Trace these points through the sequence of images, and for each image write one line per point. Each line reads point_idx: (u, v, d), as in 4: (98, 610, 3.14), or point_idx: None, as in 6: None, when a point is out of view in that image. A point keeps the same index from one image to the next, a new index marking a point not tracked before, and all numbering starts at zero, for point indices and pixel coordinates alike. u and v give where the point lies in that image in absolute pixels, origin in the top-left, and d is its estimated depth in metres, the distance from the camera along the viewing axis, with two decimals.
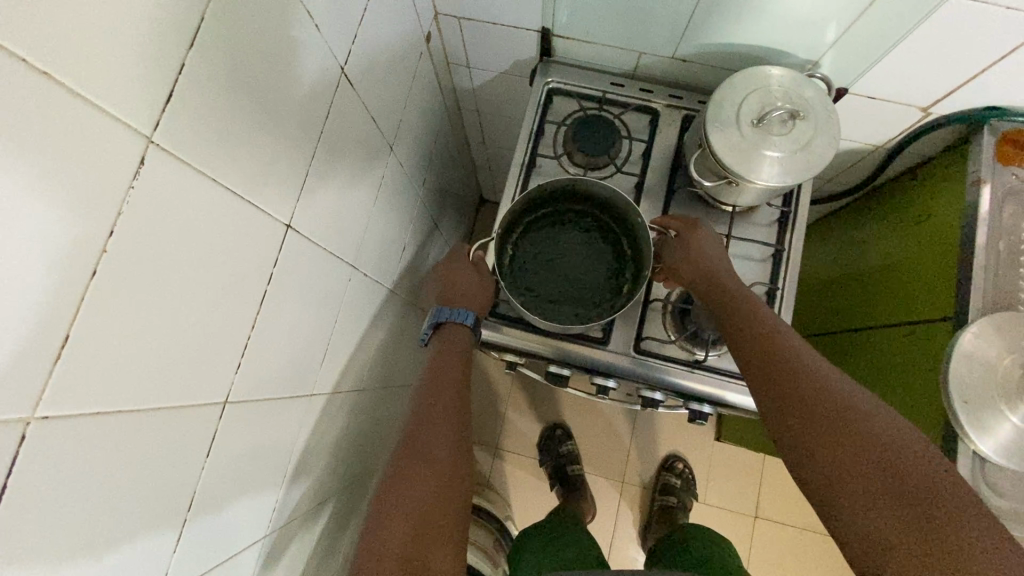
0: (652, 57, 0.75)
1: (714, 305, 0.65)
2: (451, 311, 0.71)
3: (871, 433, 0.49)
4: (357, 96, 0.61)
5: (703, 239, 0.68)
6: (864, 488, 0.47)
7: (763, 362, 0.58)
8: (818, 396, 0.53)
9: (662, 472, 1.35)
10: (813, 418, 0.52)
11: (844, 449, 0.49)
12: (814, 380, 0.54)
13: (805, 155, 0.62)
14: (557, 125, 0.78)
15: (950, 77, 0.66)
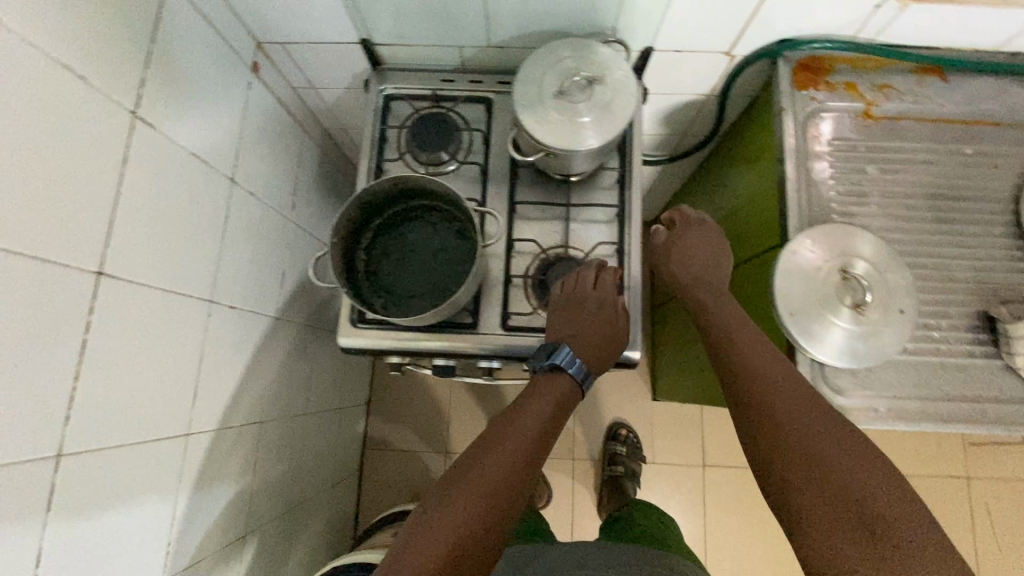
0: (472, 48, 0.78)
1: (721, 345, 0.66)
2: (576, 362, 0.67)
3: (840, 448, 0.52)
4: (167, 135, 0.61)
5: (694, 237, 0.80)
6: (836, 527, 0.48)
7: (742, 376, 0.62)
8: (793, 406, 0.56)
9: (608, 442, 1.39)
10: (793, 428, 0.55)
11: (813, 458, 0.52)
12: (797, 390, 0.58)
13: (609, 116, 0.66)
14: (398, 129, 0.80)
15: (734, 20, 0.70)
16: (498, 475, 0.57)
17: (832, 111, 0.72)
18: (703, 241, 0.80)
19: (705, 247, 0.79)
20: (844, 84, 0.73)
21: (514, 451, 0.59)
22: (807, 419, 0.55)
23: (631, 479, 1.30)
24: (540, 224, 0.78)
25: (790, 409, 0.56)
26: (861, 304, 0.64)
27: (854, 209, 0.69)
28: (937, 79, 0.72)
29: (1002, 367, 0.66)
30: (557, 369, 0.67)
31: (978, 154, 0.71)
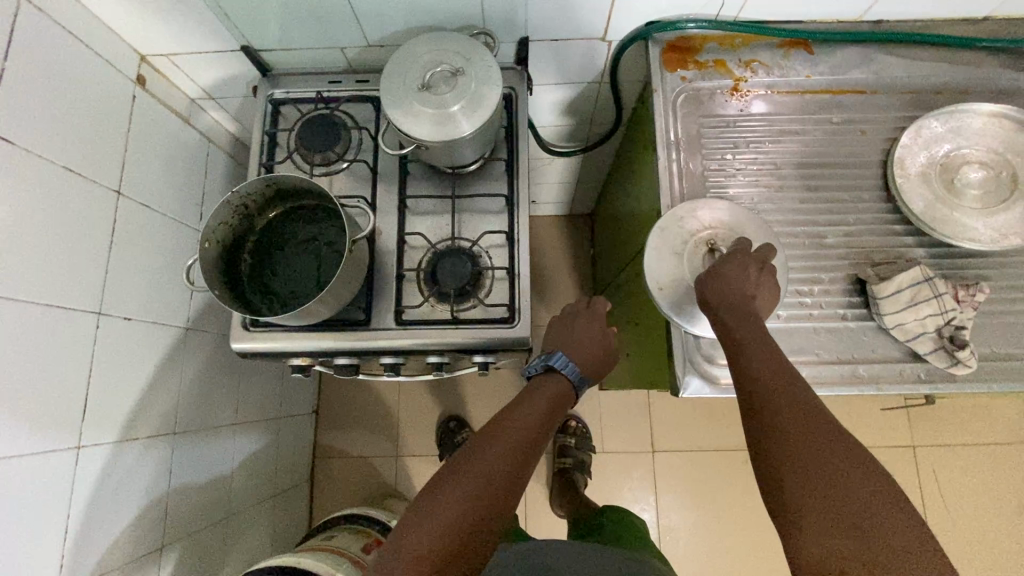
0: (353, 49, 0.79)
1: (730, 339, 0.58)
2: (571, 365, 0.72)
3: (852, 470, 0.44)
4: (30, 148, 0.62)
5: (740, 261, 0.61)
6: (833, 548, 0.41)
7: (751, 385, 0.53)
8: (802, 418, 0.48)
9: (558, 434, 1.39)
10: (801, 449, 0.46)
11: (820, 490, 0.43)
12: (816, 403, 0.49)
13: (474, 105, 0.67)
14: (287, 132, 0.81)
15: (596, 5, 0.71)
16: (498, 469, 0.56)
17: (702, 89, 0.74)
18: (746, 264, 0.61)
19: (748, 280, 0.60)
20: (714, 62, 0.74)
21: (517, 445, 0.59)
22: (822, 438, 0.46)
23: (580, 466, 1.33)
24: (431, 217, 0.79)
25: (801, 424, 0.48)
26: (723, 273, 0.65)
27: (727, 183, 0.71)
28: (802, 52, 0.74)
29: (874, 328, 0.67)
30: (550, 371, 0.72)
31: (844, 122, 0.73)
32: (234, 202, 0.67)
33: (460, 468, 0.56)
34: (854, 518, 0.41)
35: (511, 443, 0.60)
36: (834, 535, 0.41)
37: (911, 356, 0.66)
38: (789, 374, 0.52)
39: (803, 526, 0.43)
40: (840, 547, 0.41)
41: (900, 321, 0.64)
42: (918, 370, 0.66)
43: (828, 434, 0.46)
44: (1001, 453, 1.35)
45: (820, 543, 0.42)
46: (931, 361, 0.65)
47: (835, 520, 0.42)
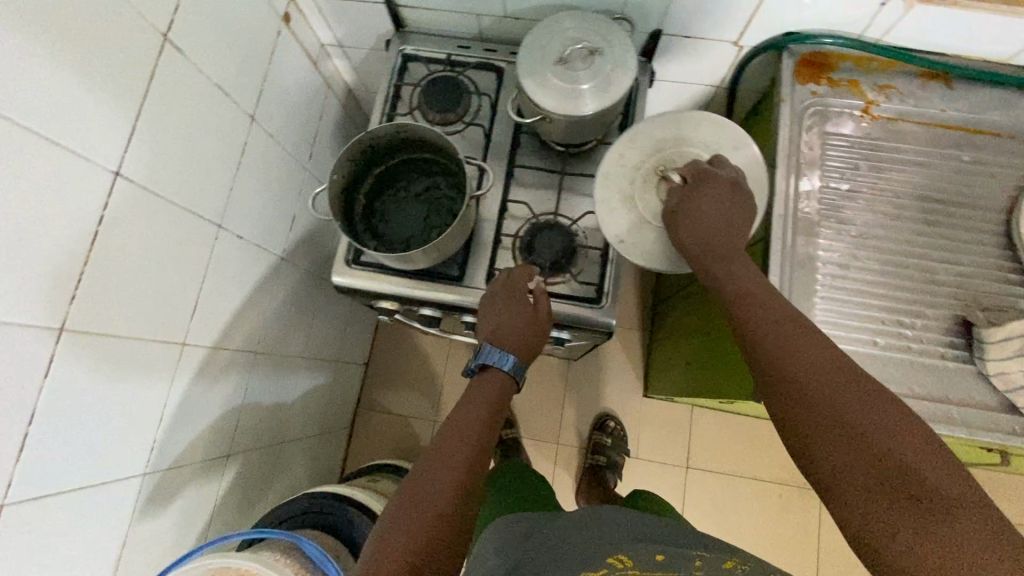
0: (489, 18, 0.82)
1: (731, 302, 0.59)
2: (500, 355, 0.69)
3: (867, 439, 0.44)
4: (193, 63, 0.67)
5: (717, 190, 0.61)
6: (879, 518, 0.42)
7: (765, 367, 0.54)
8: (808, 397, 0.49)
9: (595, 431, 1.40)
10: (813, 407, 0.48)
11: (845, 446, 0.45)
12: (818, 371, 0.50)
13: (606, 87, 0.69)
14: (411, 87, 0.85)
15: (741, 8, 0.71)
16: (445, 493, 0.54)
17: (831, 107, 0.73)
18: (721, 196, 0.62)
19: (723, 207, 0.62)
20: (847, 82, 0.74)
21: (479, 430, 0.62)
22: (826, 394, 0.48)
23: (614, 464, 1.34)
24: (535, 191, 0.81)
25: (804, 381, 0.50)
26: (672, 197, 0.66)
27: (843, 204, 0.70)
28: (942, 85, 0.73)
29: (974, 372, 0.66)
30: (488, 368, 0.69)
31: (974, 163, 0.71)
32: (362, 144, 0.70)
33: (406, 496, 0.54)
34: (883, 462, 0.43)
35: (456, 449, 0.59)
36: (874, 481, 0.43)
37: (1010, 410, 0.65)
38: (790, 323, 0.54)
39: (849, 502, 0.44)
40: (882, 495, 0.43)
41: (1006, 370, 0.63)
42: (1013, 424, 0.64)
43: (829, 385, 0.48)
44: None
45: (864, 491, 0.43)
46: None
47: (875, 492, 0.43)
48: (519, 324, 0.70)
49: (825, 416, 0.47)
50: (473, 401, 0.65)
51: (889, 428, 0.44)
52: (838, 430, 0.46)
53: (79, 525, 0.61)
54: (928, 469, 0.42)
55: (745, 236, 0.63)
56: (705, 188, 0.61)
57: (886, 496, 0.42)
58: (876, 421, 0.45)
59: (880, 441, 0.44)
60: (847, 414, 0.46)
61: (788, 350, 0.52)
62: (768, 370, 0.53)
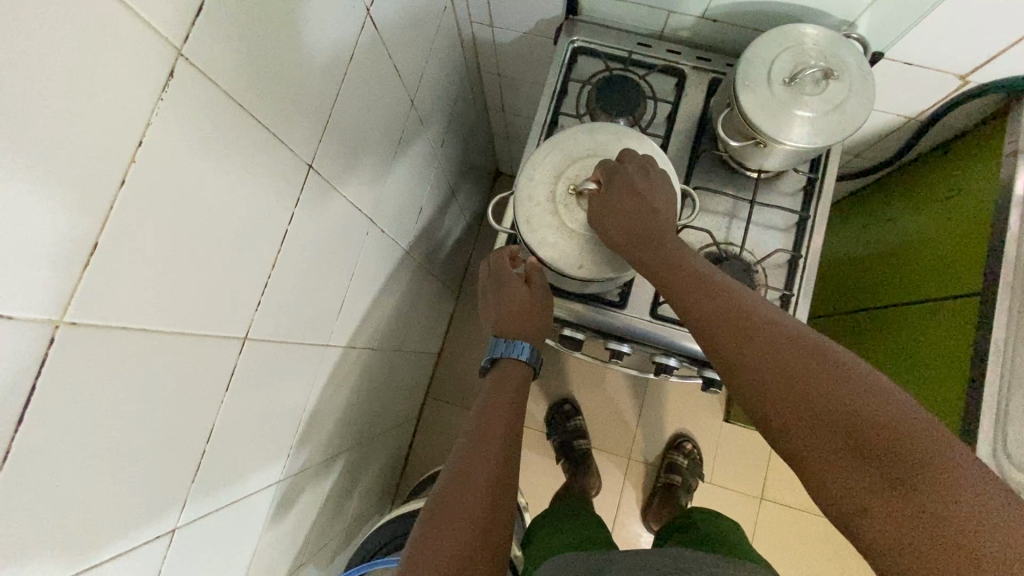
0: (682, 17, 0.73)
1: (668, 281, 0.54)
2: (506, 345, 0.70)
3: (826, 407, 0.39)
4: (381, 41, 0.59)
5: (622, 186, 0.57)
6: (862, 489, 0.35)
7: (713, 346, 0.48)
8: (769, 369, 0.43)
9: (670, 450, 1.35)
10: (765, 369, 0.43)
11: (804, 409, 0.39)
12: (766, 344, 0.44)
13: (836, 117, 0.61)
14: (581, 85, 0.77)
15: (995, 43, 0.63)
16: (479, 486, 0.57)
17: None
18: (636, 184, 0.57)
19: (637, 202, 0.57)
20: None
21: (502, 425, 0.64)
22: (769, 355, 0.43)
23: (680, 488, 1.28)
24: (710, 218, 0.73)
25: (750, 341, 0.45)
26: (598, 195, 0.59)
27: None
28: None
29: None
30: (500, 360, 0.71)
31: None
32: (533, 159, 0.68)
33: (442, 512, 0.55)
34: (837, 409, 0.38)
35: (488, 467, 0.59)
36: (838, 441, 0.37)
37: None
38: (716, 291, 0.51)
39: (829, 479, 0.37)
40: (847, 456, 0.37)
41: None
42: None
43: (768, 346, 0.44)
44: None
45: (829, 450, 0.38)
46: None
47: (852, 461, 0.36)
48: (521, 305, 0.70)
49: (785, 386, 0.41)
50: (494, 415, 0.64)
51: (844, 380, 0.39)
52: (803, 401, 0.40)
53: (225, 541, 0.56)
54: (887, 417, 0.36)
55: (667, 210, 0.59)
56: (614, 183, 0.57)
57: (849, 453, 0.37)
58: (843, 383, 0.39)
59: (836, 395, 0.39)
60: (800, 372, 0.41)
61: (741, 322, 0.47)
62: (716, 341, 0.48)
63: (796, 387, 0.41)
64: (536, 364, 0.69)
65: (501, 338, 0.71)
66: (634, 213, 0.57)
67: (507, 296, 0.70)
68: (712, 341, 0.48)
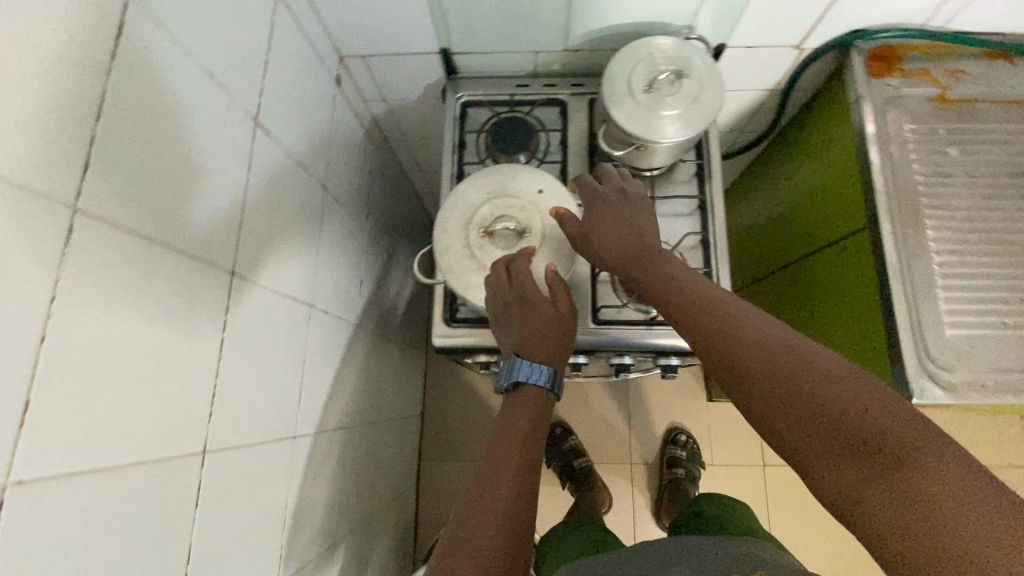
0: (548, 54, 0.81)
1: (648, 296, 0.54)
2: (532, 367, 0.57)
3: (808, 396, 0.38)
4: (277, 142, 0.63)
5: (605, 214, 0.59)
6: (846, 478, 0.35)
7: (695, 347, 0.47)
8: (753, 360, 0.42)
9: (668, 446, 1.37)
10: (744, 365, 0.42)
11: (789, 407, 0.38)
12: (751, 342, 0.43)
13: (697, 109, 0.68)
14: (477, 133, 0.83)
15: (809, 15, 0.72)
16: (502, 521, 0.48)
17: (909, 97, 0.75)
18: (616, 207, 0.59)
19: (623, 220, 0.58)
20: (918, 70, 0.75)
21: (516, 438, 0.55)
22: (759, 353, 0.41)
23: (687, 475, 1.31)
24: None
25: (731, 337, 0.44)
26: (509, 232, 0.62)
27: (943, 190, 0.70)
28: (1006, 63, 0.75)
29: None
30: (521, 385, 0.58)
31: None
32: None
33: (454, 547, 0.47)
34: (815, 400, 0.37)
35: (508, 476, 0.51)
36: (820, 432, 0.37)
37: None
38: (696, 298, 0.49)
39: (816, 471, 0.36)
40: (828, 447, 0.36)
41: None
42: None
43: (747, 339, 0.43)
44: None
45: (814, 443, 0.37)
46: None
47: (835, 451, 0.36)
48: (549, 319, 0.59)
49: (768, 376, 0.40)
50: (511, 424, 0.56)
51: (816, 369, 0.39)
52: (783, 393, 0.39)
53: None
54: (865, 406, 0.36)
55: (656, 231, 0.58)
56: (603, 205, 0.59)
57: (836, 446, 0.36)
58: (820, 371, 0.39)
59: (831, 392, 0.37)
60: (782, 368, 0.40)
61: (717, 321, 0.46)
62: (701, 346, 0.46)
63: (774, 379, 0.40)
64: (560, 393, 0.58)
65: (523, 359, 0.58)
66: (617, 232, 0.58)
67: (528, 316, 0.58)
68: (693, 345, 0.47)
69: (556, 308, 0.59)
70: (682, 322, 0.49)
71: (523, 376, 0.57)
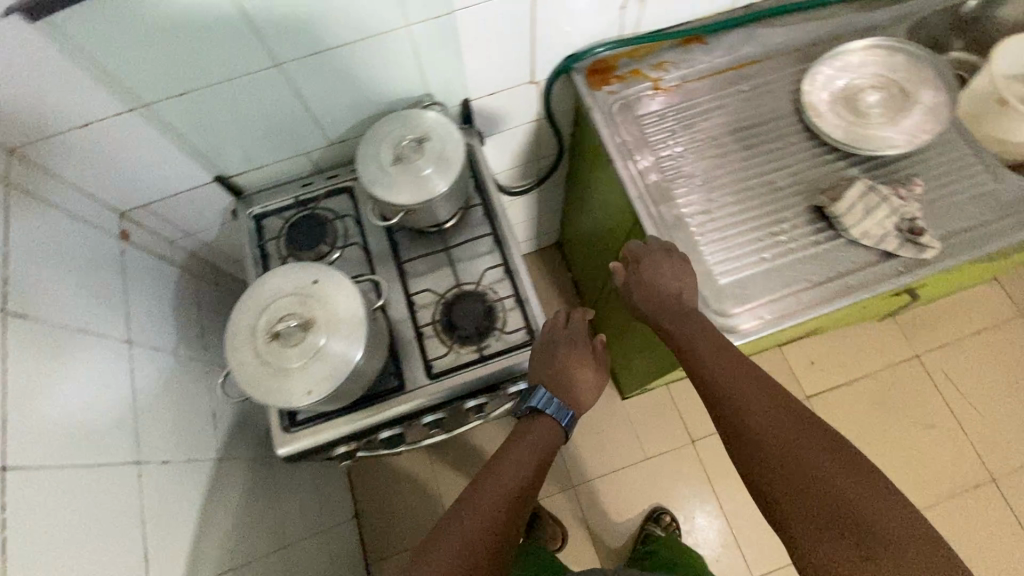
0: (316, 151, 0.86)
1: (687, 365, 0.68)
2: (556, 407, 0.72)
3: (821, 470, 0.54)
4: (42, 319, 0.63)
5: (659, 266, 0.71)
6: (823, 539, 0.51)
7: (726, 411, 0.62)
8: (778, 438, 0.57)
9: (649, 523, 1.36)
10: (766, 438, 0.58)
11: (793, 476, 0.54)
12: (800, 416, 0.58)
13: (444, 164, 0.74)
14: (275, 240, 0.85)
15: (520, 55, 0.81)
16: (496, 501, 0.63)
17: (629, 97, 0.84)
18: (660, 268, 0.71)
19: (659, 280, 0.70)
20: (631, 73, 0.86)
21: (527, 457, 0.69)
22: (784, 412, 0.59)
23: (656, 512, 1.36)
24: (430, 276, 0.83)
25: (771, 417, 0.59)
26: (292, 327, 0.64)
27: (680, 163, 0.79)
28: (698, 45, 0.86)
29: (844, 242, 0.75)
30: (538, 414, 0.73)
31: (752, 89, 0.84)
32: None
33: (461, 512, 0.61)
34: (822, 485, 0.53)
35: (514, 473, 0.67)
36: (824, 512, 0.52)
37: (884, 257, 0.73)
38: (745, 377, 0.63)
39: (797, 525, 0.53)
40: (829, 528, 0.51)
41: (864, 228, 0.72)
42: (894, 266, 0.73)
43: (777, 421, 0.58)
44: (978, 339, 1.49)
45: (812, 517, 0.52)
46: (902, 254, 0.72)
47: (826, 521, 0.51)
48: (584, 369, 0.75)
49: (784, 452, 0.56)
50: (514, 453, 0.69)
51: (842, 463, 0.54)
52: (794, 470, 0.55)
53: None
54: (866, 505, 0.51)
55: (692, 295, 0.71)
56: (668, 261, 0.70)
57: (830, 522, 0.51)
58: (822, 462, 0.54)
59: (817, 453, 0.55)
60: (801, 453, 0.55)
61: (745, 404, 0.61)
62: (734, 415, 0.61)
63: (787, 458, 0.56)
64: (569, 432, 0.73)
65: (547, 390, 0.72)
66: (654, 297, 0.70)
67: (570, 358, 0.74)
68: (725, 416, 0.62)
69: (587, 368, 0.75)
70: (718, 393, 0.63)
71: (542, 404, 0.72)
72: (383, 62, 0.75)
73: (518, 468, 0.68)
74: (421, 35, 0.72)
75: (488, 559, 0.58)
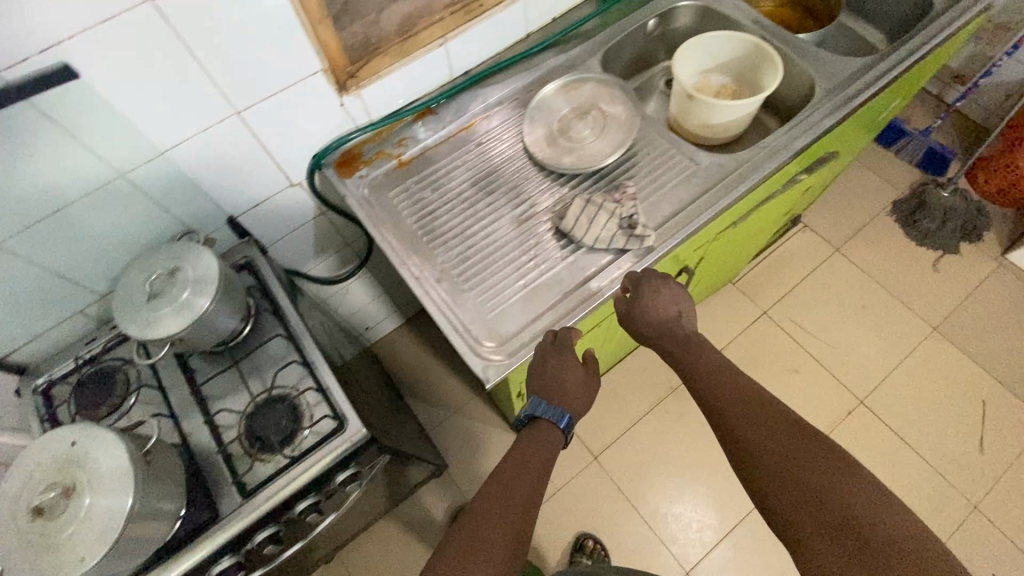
0: (91, 305, 0.87)
1: (692, 386, 0.73)
2: (547, 410, 0.73)
3: (814, 477, 0.58)
4: None
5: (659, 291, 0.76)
6: (819, 537, 0.55)
7: (723, 422, 0.67)
8: (772, 443, 0.62)
9: (575, 555, 1.36)
10: (765, 450, 0.62)
11: (786, 481, 0.59)
12: (792, 427, 0.63)
13: (200, 284, 0.77)
14: (66, 406, 0.84)
15: (262, 168, 0.87)
16: (513, 508, 0.63)
17: (378, 175, 0.92)
18: (654, 291, 0.77)
19: (662, 310, 0.76)
20: (377, 154, 0.93)
21: (541, 456, 0.70)
22: (750, 420, 0.65)
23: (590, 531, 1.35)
24: (231, 393, 0.84)
25: (765, 426, 0.64)
26: (60, 491, 0.63)
27: (432, 221, 0.86)
28: (432, 116, 0.96)
29: (586, 251, 0.83)
30: (535, 420, 0.74)
31: (484, 141, 0.94)
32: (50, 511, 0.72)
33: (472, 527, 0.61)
34: (815, 491, 0.57)
35: (529, 481, 0.67)
36: (817, 516, 0.56)
37: (619, 254, 0.83)
38: (742, 394, 0.68)
39: (795, 523, 0.57)
40: (823, 532, 0.55)
41: (593, 235, 0.81)
42: (631, 258, 0.82)
43: (771, 433, 0.63)
44: (809, 279, 1.65)
45: (809, 521, 0.57)
46: (631, 247, 0.81)
47: (820, 521, 0.56)
48: (580, 381, 0.75)
49: (778, 456, 0.61)
50: (531, 456, 0.69)
51: (833, 470, 0.58)
52: (790, 474, 0.60)
53: None
54: (857, 510, 0.55)
55: (688, 322, 0.77)
56: (666, 288, 0.76)
57: (825, 527, 0.55)
58: (821, 470, 0.59)
59: (811, 465, 0.59)
60: (796, 459, 0.60)
61: (748, 416, 0.66)
62: (733, 427, 0.66)
63: (780, 463, 0.61)
64: (570, 436, 0.73)
65: (542, 400, 0.74)
66: (657, 323, 0.76)
67: (560, 365, 0.74)
68: (727, 430, 0.67)
69: (584, 377, 0.75)
70: (718, 408, 0.69)
71: (540, 413, 0.73)
72: (118, 208, 0.79)
73: (530, 468, 0.68)
74: (145, 177, 0.77)
75: (506, 559, 0.59)
